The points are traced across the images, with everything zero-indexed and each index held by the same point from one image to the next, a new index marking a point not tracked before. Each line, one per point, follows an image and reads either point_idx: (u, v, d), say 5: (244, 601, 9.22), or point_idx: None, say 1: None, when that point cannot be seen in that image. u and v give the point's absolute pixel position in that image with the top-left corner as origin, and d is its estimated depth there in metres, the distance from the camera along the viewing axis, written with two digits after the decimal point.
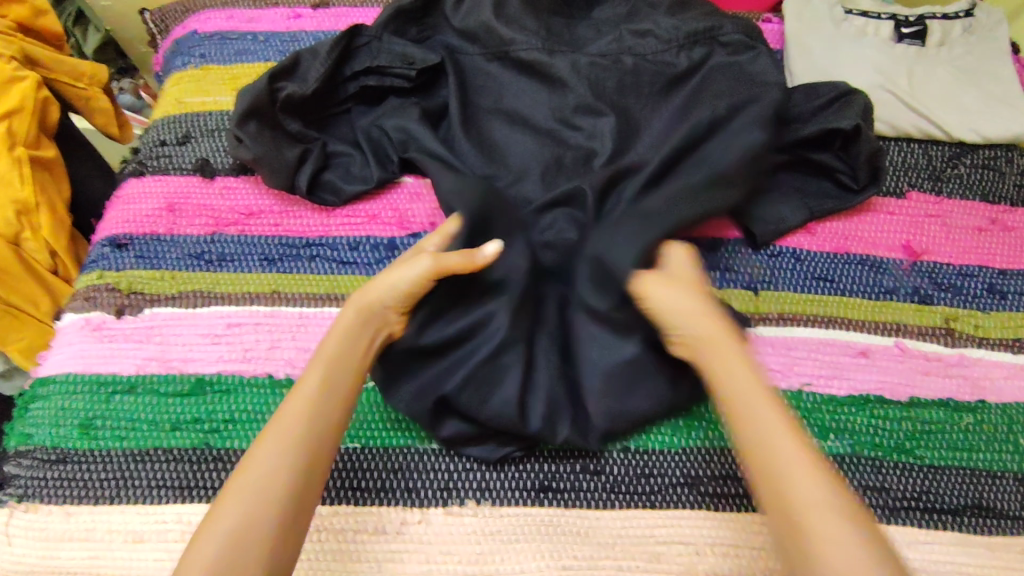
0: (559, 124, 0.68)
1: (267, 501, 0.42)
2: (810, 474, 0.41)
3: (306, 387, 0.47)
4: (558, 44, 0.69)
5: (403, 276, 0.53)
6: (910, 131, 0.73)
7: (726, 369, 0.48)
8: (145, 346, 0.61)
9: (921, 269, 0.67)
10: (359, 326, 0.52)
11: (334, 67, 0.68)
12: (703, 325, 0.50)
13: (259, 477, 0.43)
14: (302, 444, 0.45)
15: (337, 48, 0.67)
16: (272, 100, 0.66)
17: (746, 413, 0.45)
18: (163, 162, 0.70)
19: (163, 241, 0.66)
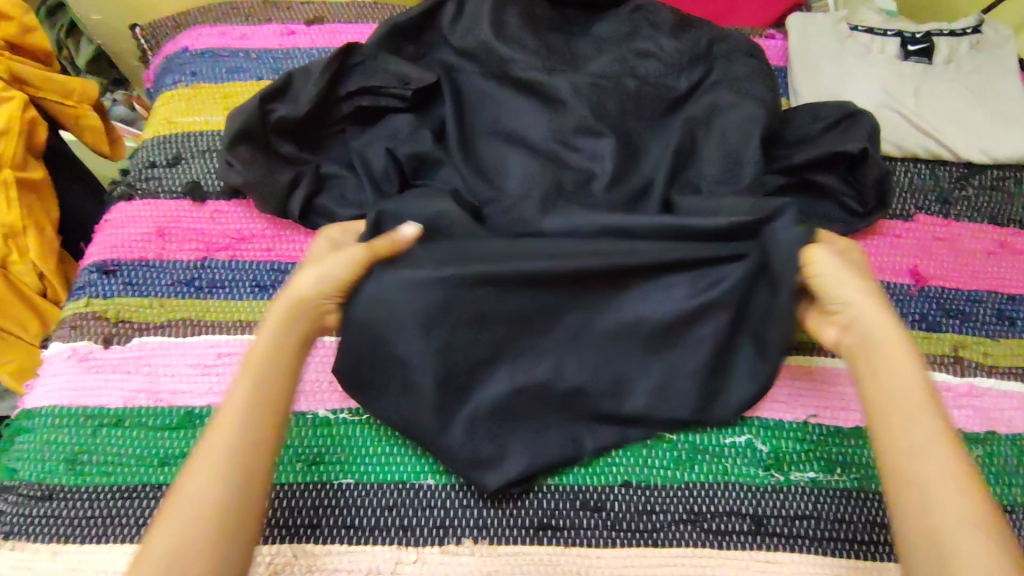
0: (559, 145, 0.66)
1: (212, 522, 0.39)
2: (953, 480, 0.40)
3: (238, 392, 0.45)
4: (556, 63, 0.68)
5: (334, 268, 0.53)
6: (917, 151, 0.71)
7: (890, 367, 0.45)
8: (134, 377, 0.59)
9: (929, 295, 0.65)
10: (286, 327, 0.50)
11: (328, 88, 0.66)
12: (863, 308, 0.49)
13: (193, 509, 0.40)
14: (239, 463, 0.42)
15: (331, 68, 0.66)
16: (264, 122, 0.65)
17: (903, 401, 0.44)
18: (153, 184, 0.68)
19: (153, 267, 0.64)
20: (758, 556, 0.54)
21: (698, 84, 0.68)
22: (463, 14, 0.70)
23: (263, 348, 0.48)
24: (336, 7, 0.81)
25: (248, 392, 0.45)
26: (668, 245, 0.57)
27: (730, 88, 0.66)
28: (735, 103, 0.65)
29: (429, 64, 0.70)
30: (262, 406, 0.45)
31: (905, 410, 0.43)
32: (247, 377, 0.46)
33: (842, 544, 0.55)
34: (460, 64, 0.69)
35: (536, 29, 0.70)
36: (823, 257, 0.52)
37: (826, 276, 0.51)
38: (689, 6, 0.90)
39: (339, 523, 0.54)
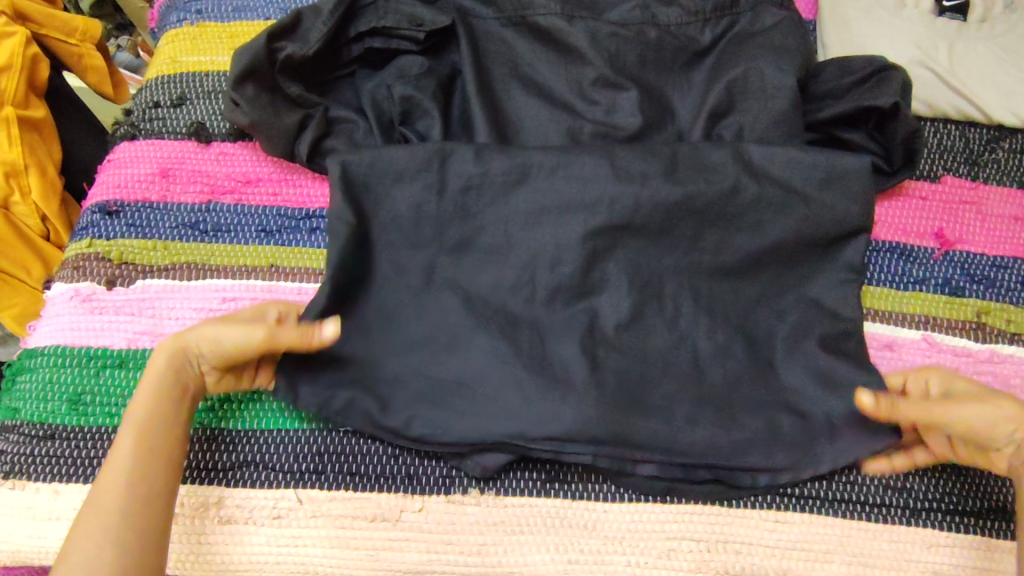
0: (576, 97, 0.64)
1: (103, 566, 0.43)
2: None
3: (109, 495, 0.45)
4: (577, 8, 0.65)
5: (228, 335, 0.49)
6: (947, 110, 0.69)
7: None
8: (137, 319, 0.58)
9: (953, 259, 0.64)
10: (164, 393, 0.49)
11: (337, 28, 0.63)
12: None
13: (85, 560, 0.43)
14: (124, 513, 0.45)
15: (341, 6, 0.63)
16: (271, 63, 0.62)
17: None
18: (157, 125, 0.66)
19: (156, 209, 0.62)
20: (767, 515, 0.54)
21: (725, 33, 0.65)
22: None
23: (130, 441, 0.47)
24: None
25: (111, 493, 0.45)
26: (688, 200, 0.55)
27: (758, 39, 0.64)
28: (764, 54, 0.63)
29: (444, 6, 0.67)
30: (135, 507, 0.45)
31: None
32: (119, 475, 0.46)
33: (853, 506, 0.54)
34: (475, 6, 0.66)
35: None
36: (957, 410, 0.48)
37: (966, 419, 0.48)
38: None
39: (343, 470, 0.54)
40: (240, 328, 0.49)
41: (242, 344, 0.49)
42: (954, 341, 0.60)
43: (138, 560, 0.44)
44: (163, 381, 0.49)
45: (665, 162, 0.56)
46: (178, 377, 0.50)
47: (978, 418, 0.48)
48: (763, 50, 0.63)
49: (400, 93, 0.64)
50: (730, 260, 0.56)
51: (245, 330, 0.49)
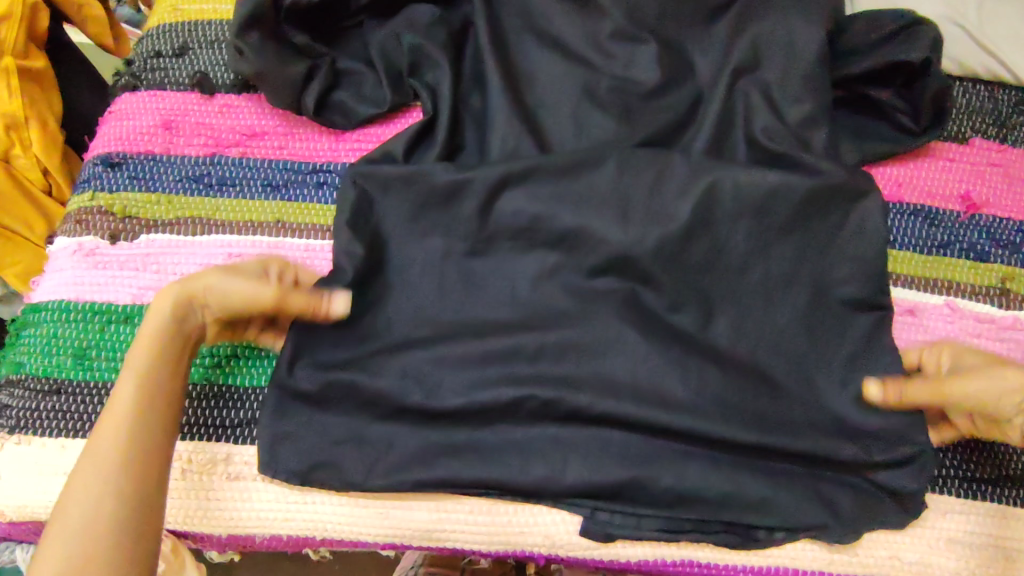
0: (592, 50, 0.61)
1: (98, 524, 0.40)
2: None
3: (107, 440, 0.43)
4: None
5: (234, 286, 0.48)
6: (976, 70, 0.67)
7: None
8: (142, 274, 0.57)
9: (979, 223, 0.62)
10: (169, 335, 0.47)
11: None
12: None
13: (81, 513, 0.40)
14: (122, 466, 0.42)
15: None
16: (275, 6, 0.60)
17: None
18: (158, 76, 0.64)
19: (159, 162, 0.61)
20: None
21: None
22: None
23: (132, 384, 0.45)
24: None
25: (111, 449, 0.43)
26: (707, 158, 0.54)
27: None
28: (789, 8, 0.60)
29: None
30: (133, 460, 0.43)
31: None
32: (120, 425, 0.43)
33: None
34: None
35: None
36: (965, 386, 0.47)
37: (976, 395, 0.47)
38: None
39: None
40: (250, 284, 0.48)
41: (243, 299, 0.48)
42: (978, 307, 0.59)
43: (140, 517, 0.42)
44: (165, 328, 0.47)
45: None
46: (180, 329, 0.48)
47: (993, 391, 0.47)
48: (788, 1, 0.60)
49: (410, 45, 0.61)
50: (750, 224, 0.53)
51: (254, 289, 0.48)
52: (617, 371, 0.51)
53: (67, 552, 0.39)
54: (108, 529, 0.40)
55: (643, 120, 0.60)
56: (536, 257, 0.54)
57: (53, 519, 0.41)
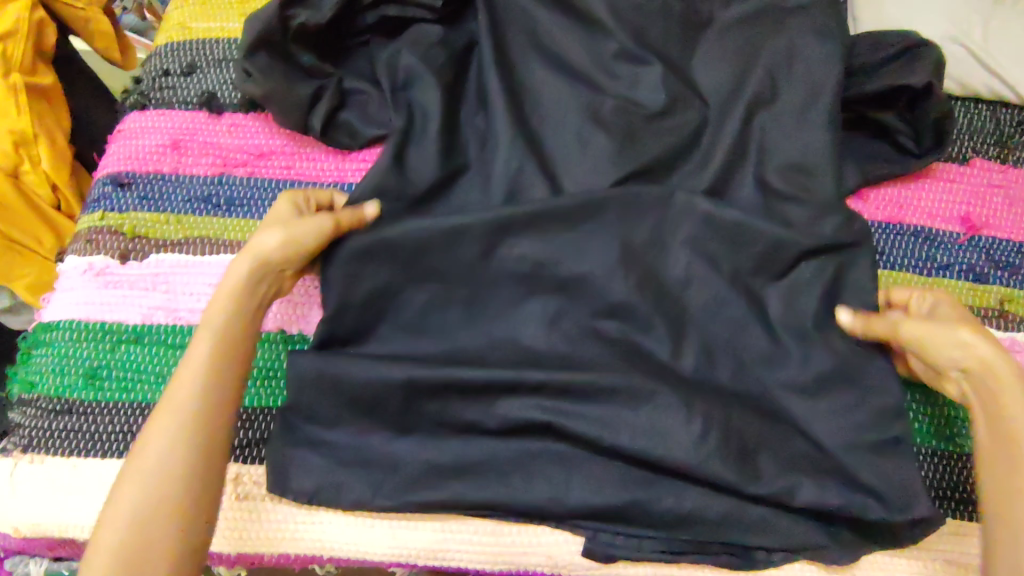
0: (597, 70, 0.62)
1: (166, 476, 0.42)
2: None
3: (186, 391, 0.44)
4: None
5: (299, 238, 0.50)
6: (979, 90, 0.67)
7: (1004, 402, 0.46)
8: (152, 294, 0.58)
9: (978, 245, 0.62)
10: (246, 286, 0.49)
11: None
12: (979, 358, 0.48)
13: (157, 460, 0.42)
14: (197, 427, 0.44)
15: None
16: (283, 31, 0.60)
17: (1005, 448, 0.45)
18: (167, 95, 0.65)
19: (168, 181, 0.61)
20: None
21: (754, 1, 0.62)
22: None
23: (210, 340, 0.46)
24: None
25: (188, 402, 0.44)
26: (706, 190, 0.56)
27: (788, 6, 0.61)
28: (792, 30, 0.61)
29: None
30: (207, 414, 0.44)
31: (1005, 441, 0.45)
32: (199, 380, 0.45)
33: None
34: None
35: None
36: (909, 321, 0.51)
37: (920, 338, 0.50)
38: None
39: None
40: (303, 235, 0.50)
41: (300, 246, 0.50)
42: None
43: (201, 474, 0.43)
44: (241, 284, 0.49)
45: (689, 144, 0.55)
46: (252, 283, 0.50)
47: (935, 337, 0.49)
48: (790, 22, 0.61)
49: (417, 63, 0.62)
50: (747, 248, 0.56)
51: (306, 232, 0.51)
52: (620, 392, 0.52)
53: (145, 494, 0.41)
54: (184, 474, 0.42)
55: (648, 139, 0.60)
56: (543, 279, 0.55)
57: (131, 457, 0.42)
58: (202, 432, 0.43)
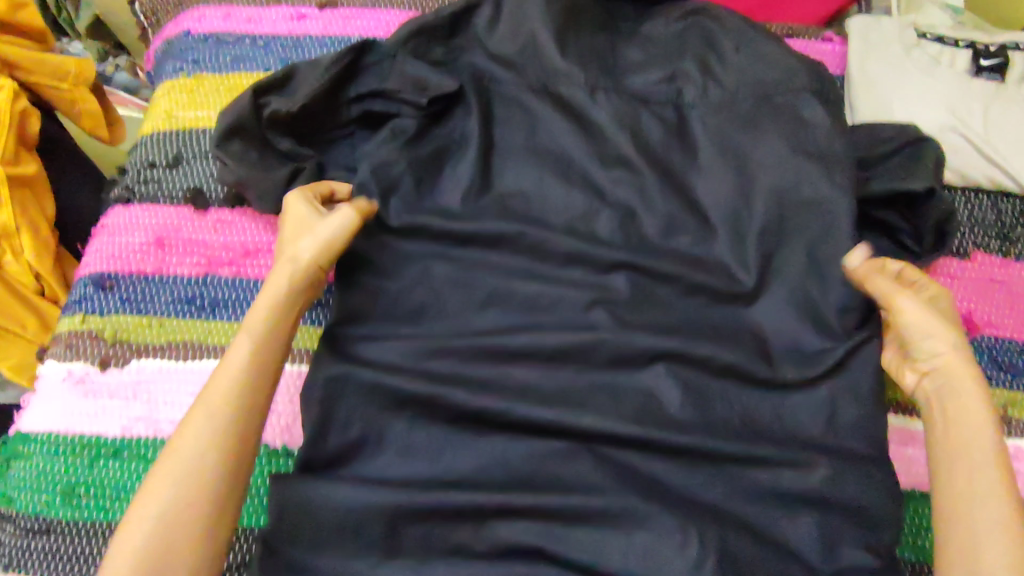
0: (593, 168, 0.63)
1: (201, 471, 0.43)
2: (998, 502, 0.44)
3: (224, 384, 0.46)
4: (598, 78, 0.65)
5: (327, 229, 0.54)
6: (979, 180, 0.66)
7: (961, 405, 0.49)
8: (133, 403, 0.57)
9: (981, 345, 0.61)
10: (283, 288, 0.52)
11: (336, 79, 0.62)
12: (951, 360, 0.51)
13: (194, 453, 0.43)
14: (228, 419, 0.45)
15: (343, 61, 0.62)
16: (258, 115, 0.60)
17: (970, 452, 0.47)
18: (152, 189, 0.64)
19: (151, 282, 0.60)
20: None
21: (742, 107, 0.64)
22: (500, 15, 0.66)
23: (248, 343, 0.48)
24: None
25: (226, 398, 0.45)
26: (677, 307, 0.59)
27: (775, 113, 0.63)
28: (787, 134, 0.62)
29: (459, 70, 0.66)
30: (242, 405, 0.46)
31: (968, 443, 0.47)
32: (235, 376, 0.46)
33: None
34: (496, 74, 0.66)
35: (580, 35, 0.66)
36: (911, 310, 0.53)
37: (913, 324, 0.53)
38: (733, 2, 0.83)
39: None
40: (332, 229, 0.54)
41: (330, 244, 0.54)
42: None
43: (232, 469, 0.44)
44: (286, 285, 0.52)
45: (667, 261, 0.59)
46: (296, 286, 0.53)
47: (949, 382, 0.50)
48: (777, 127, 0.63)
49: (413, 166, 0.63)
50: (737, 358, 0.57)
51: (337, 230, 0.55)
52: (613, 513, 0.51)
53: (161, 506, 0.41)
54: (211, 485, 0.43)
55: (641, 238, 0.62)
56: (534, 390, 0.56)
57: (163, 458, 0.44)
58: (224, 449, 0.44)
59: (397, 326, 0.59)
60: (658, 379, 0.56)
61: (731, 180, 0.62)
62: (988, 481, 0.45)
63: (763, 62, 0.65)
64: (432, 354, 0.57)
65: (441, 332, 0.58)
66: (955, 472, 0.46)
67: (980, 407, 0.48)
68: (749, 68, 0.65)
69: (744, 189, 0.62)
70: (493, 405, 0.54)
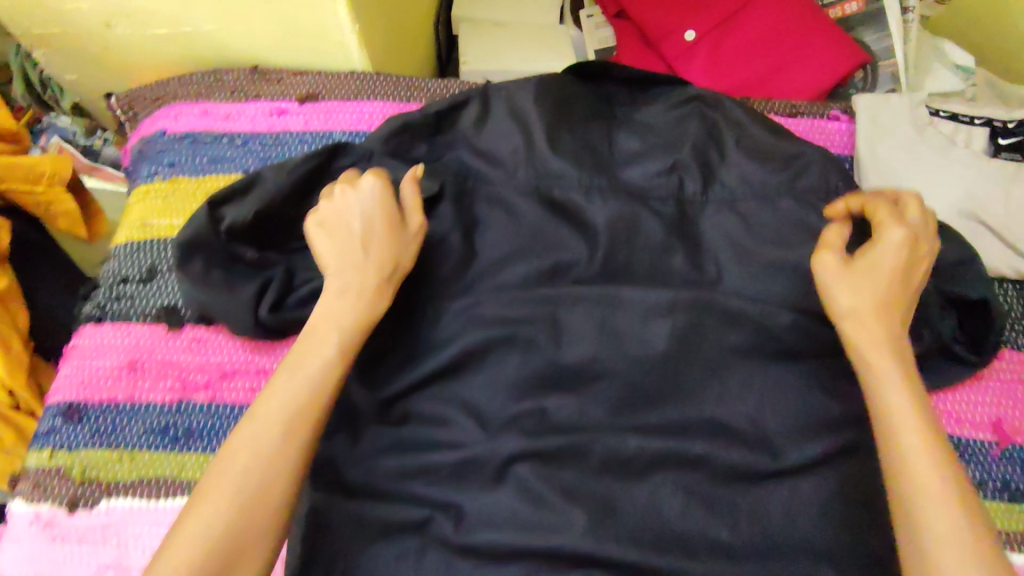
0: (586, 269, 0.60)
1: (274, 469, 0.43)
2: (934, 467, 0.42)
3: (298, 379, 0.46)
4: (590, 172, 0.62)
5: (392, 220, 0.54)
6: (1003, 270, 0.61)
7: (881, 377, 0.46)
8: (102, 550, 0.53)
9: (1014, 455, 0.56)
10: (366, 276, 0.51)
11: (305, 180, 0.60)
12: (862, 305, 0.48)
13: (268, 451, 0.44)
14: (300, 416, 0.45)
15: (312, 162, 0.60)
16: (218, 228, 0.57)
17: (901, 417, 0.44)
18: (125, 306, 0.61)
19: (122, 411, 0.57)
20: None
21: (743, 205, 0.62)
22: (488, 114, 0.65)
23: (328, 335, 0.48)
24: (332, 79, 0.70)
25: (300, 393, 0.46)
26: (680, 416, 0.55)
27: (774, 213, 0.61)
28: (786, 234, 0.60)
29: (444, 168, 0.63)
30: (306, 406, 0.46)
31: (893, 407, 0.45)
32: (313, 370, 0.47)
33: None
34: (484, 173, 0.63)
35: (573, 128, 0.64)
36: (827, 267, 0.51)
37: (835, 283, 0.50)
38: (729, 75, 0.80)
39: None
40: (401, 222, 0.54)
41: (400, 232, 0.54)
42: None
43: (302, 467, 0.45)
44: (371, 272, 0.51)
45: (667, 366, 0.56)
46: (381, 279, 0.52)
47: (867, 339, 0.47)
48: (776, 230, 0.61)
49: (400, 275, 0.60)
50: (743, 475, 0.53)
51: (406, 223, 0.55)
52: None
53: (253, 477, 0.43)
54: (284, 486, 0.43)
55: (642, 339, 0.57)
56: (528, 519, 0.51)
57: (234, 448, 0.44)
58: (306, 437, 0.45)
59: (384, 448, 0.55)
60: (662, 507, 0.52)
61: (736, 283, 0.59)
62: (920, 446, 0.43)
63: (760, 156, 0.63)
64: (420, 484, 0.53)
65: (431, 455, 0.54)
66: (890, 440, 0.44)
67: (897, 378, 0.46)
68: (746, 162, 0.63)
69: (750, 293, 0.58)
70: (482, 540, 0.50)
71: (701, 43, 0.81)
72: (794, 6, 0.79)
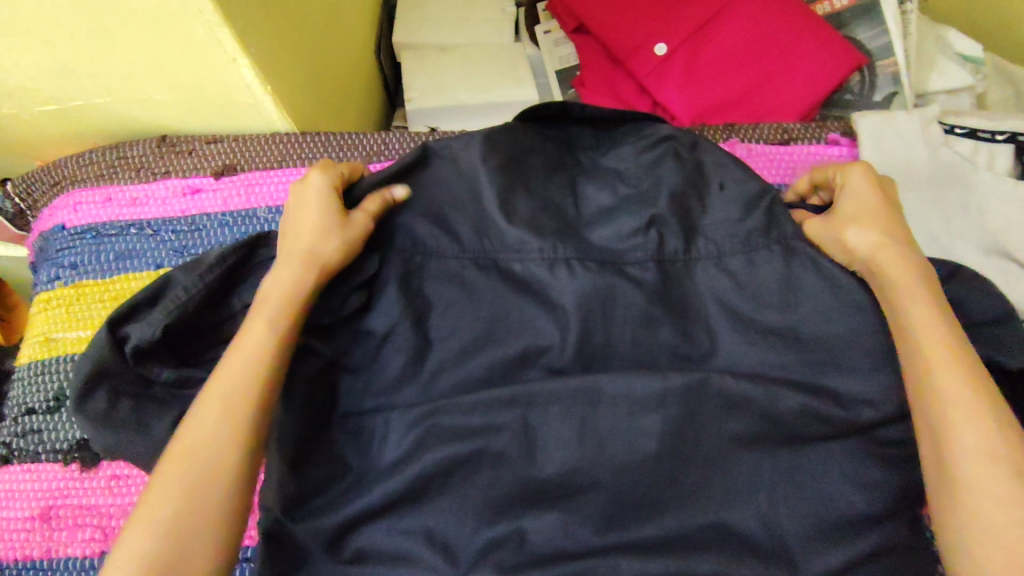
0: (559, 354, 0.51)
1: (217, 461, 0.41)
2: (969, 406, 0.42)
3: (237, 368, 0.44)
4: (556, 239, 0.53)
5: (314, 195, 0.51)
6: None
7: (913, 315, 0.46)
8: None
9: None
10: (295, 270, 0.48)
11: (223, 280, 0.51)
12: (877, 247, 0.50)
13: (208, 446, 0.42)
14: (239, 400, 0.43)
15: (229, 257, 0.51)
16: (121, 352, 0.48)
17: (943, 365, 0.44)
18: (32, 444, 0.53)
19: (41, 570, 0.50)
20: None
21: (736, 261, 0.53)
22: (434, 177, 0.56)
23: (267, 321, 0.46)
24: (250, 146, 0.61)
25: (236, 383, 0.44)
26: (683, 526, 0.47)
27: (775, 268, 0.52)
28: (790, 294, 0.52)
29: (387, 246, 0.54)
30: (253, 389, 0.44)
31: (935, 349, 0.45)
32: (252, 359, 0.45)
33: None
34: (433, 245, 0.54)
35: (530, 187, 0.56)
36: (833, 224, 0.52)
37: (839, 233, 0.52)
38: (708, 90, 0.71)
39: None
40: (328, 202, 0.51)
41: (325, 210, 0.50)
42: None
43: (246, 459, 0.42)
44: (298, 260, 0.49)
45: (664, 468, 0.48)
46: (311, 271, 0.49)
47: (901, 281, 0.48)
48: (778, 286, 0.52)
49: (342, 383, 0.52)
50: None
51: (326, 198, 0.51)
52: None
53: (196, 468, 0.41)
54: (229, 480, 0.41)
55: (631, 437, 0.48)
56: None
57: (176, 442, 0.42)
58: (247, 415, 0.43)
59: None
60: None
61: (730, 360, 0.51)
62: (956, 387, 0.43)
63: (750, 201, 0.55)
64: None
65: None
66: (936, 388, 0.44)
67: (932, 317, 0.46)
68: (734, 212, 0.54)
69: (752, 369, 0.50)
70: None
71: (674, 57, 0.72)
72: (773, 8, 0.70)
